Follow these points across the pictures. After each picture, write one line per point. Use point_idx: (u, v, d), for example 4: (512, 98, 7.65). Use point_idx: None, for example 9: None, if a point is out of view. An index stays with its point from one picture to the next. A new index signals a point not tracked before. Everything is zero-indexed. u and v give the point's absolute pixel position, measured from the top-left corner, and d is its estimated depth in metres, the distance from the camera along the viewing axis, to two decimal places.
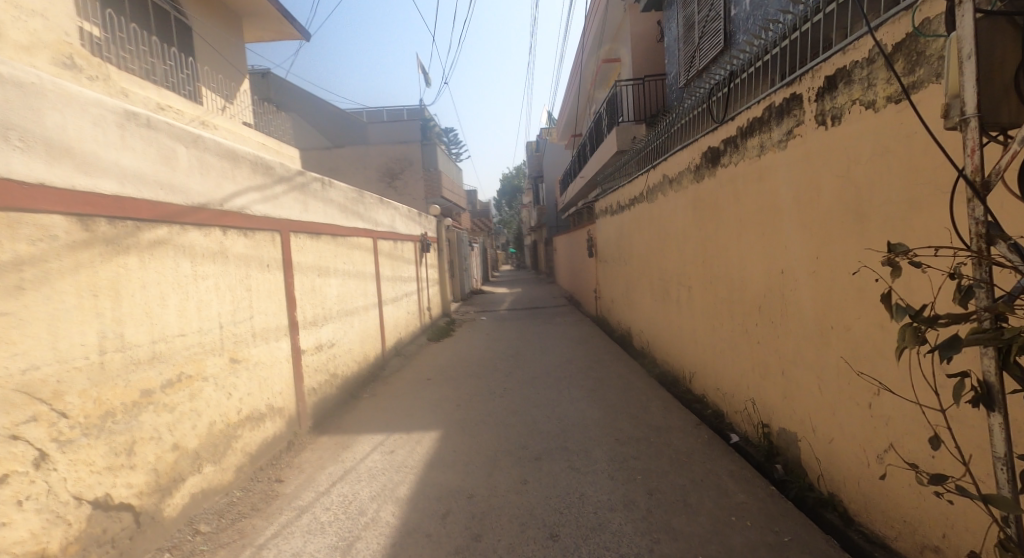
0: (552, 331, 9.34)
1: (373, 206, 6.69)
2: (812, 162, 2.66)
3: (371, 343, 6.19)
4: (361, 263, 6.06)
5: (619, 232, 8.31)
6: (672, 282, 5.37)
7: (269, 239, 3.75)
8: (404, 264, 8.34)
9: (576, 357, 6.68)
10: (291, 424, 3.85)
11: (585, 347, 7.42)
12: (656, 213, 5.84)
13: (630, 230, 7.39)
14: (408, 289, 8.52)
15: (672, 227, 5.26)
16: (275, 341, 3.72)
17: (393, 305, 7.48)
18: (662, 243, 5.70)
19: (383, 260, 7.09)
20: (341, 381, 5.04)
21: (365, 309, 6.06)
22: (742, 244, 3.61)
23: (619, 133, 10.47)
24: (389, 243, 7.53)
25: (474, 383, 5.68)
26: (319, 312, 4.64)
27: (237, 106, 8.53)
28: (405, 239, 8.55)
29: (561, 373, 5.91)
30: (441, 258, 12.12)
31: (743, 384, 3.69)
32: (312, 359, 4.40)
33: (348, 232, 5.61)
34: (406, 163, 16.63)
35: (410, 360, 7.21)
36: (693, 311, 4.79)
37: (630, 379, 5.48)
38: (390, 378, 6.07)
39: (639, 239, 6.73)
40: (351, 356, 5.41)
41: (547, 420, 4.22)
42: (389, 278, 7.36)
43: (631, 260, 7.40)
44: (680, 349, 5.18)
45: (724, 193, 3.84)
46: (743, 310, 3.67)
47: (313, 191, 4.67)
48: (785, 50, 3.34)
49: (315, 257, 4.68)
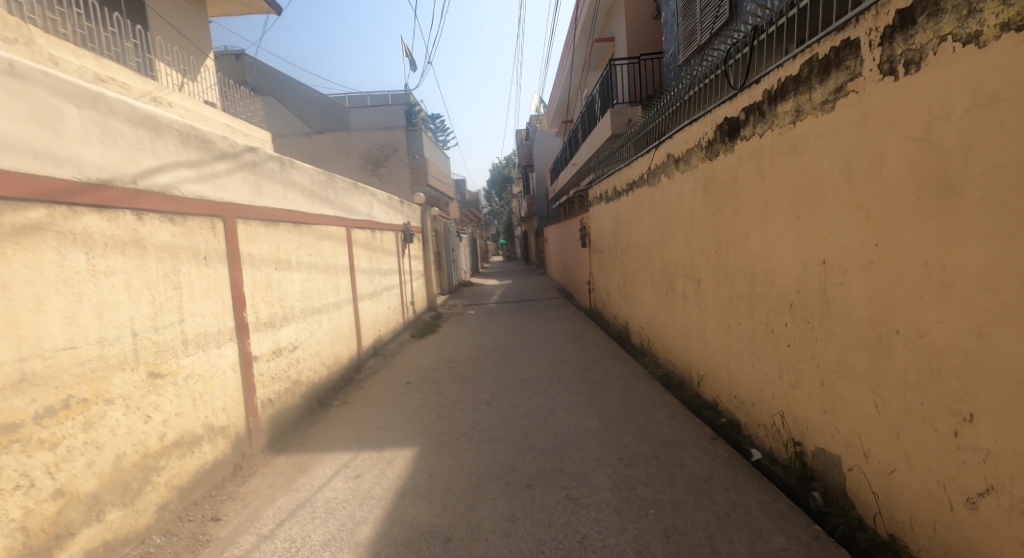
0: (543, 326, 8.80)
1: (346, 192, 6.07)
2: (872, 125, 2.12)
3: (344, 344, 5.60)
4: (332, 255, 5.46)
5: (615, 220, 7.77)
6: (678, 274, 4.84)
7: (208, 227, 3.15)
8: (383, 256, 7.74)
9: (570, 357, 6.15)
10: (239, 445, 3.27)
11: (579, 345, 6.89)
12: (659, 198, 5.30)
13: (628, 218, 6.85)
14: (388, 282, 7.92)
15: (678, 213, 4.73)
16: (216, 348, 3.14)
17: (371, 300, 6.90)
18: (666, 231, 5.17)
19: (358, 251, 6.49)
20: (306, 389, 4.46)
21: (336, 306, 5.47)
22: (768, 231, 3.08)
23: (613, 116, 10.10)
24: (366, 233, 6.92)
25: (458, 388, 5.13)
26: (278, 312, 4.06)
27: (198, 84, 7.83)
28: (384, 229, 7.93)
29: (554, 375, 5.38)
30: (426, 249, 11.52)
31: (768, 393, 3.19)
32: (269, 366, 3.82)
33: (314, 219, 5.00)
34: (390, 150, 15.92)
35: (390, 360, 6.63)
36: (703, 307, 4.27)
37: (631, 381, 4.95)
38: (366, 383, 5.49)
39: (640, 228, 6.19)
40: (319, 360, 4.84)
41: (539, 433, 3.69)
42: (366, 271, 6.75)
43: (629, 250, 6.85)
44: (688, 349, 4.67)
45: (746, 171, 3.30)
46: (768, 307, 3.15)
47: (269, 172, 4.05)
48: (797, 17, 2.83)
49: (273, 248, 4.08)
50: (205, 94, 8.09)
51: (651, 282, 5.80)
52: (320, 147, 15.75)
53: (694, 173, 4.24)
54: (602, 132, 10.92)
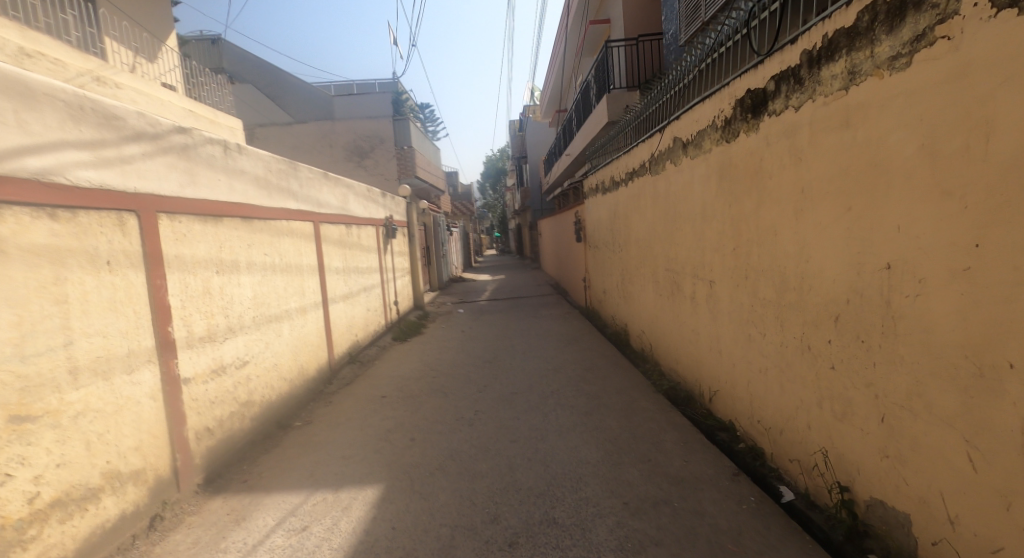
0: (536, 327, 8.26)
1: (314, 184, 5.45)
2: (973, 83, 1.55)
3: (311, 354, 5.00)
4: (295, 254, 4.85)
5: (612, 213, 7.21)
6: (688, 274, 4.27)
7: (114, 223, 2.56)
8: (361, 253, 7.12)
9: (565, 365, 5.61)
10: (159, 492, 2.68)
11: (574, 350, 6.32)
12: (664, 188, 4.72)
13: (627, 210, 6.30)
14: (367, 282, 7.31)
15: (687, 205, 4.15)
16: (129, 374, 2.56)
17: (345, 303, 6.29)
18: (671, 225, 4.61)
19: (329, 248, 5.87)
20: (260, 410, 3.86)
21: (300, 312, 4.86)
22: (804, 226, 2.52)
23: (609, 102, 9.60)
24: (339, 229, 6.29)
25: (438, 403, 4.56)
26: (220, 323, 3.45)
27: (156, 67, 7.19)
28: (362, 224, 7.30)
29: (547, 387, 4.81)
30: (412, 245, 10.90)
31: (803, 422, 2.65)
32: (206, 388, 3.21)
33: (271, 214, 4.38)
34: (376, 140, 15.22)
35: (366, 369, 6.04)
36: (717, 313, 3.72)
37: (633, 396, 4.39)
38: (335, 398, 4.92)
39: (641, 222, 5.62)
40: (278, 374, 4.24)
41: (527, 467, 3.13)
42: (338, 269, 6.13)
43: (629, 246, 6.27)
44: (698, 360, 4.12)
45: (775, 153, 2.72)
46: (804, 318, 2.59)
47: (206, 158, 3.43)
48: None
49: (217, 248, 3.49)
50: (164, 77, 7.41)
51: (654, 282, 5.25)
52: (302, 138, 15.04)
53: (708, 158, 3.65)
54: (597, 119, 10.32)
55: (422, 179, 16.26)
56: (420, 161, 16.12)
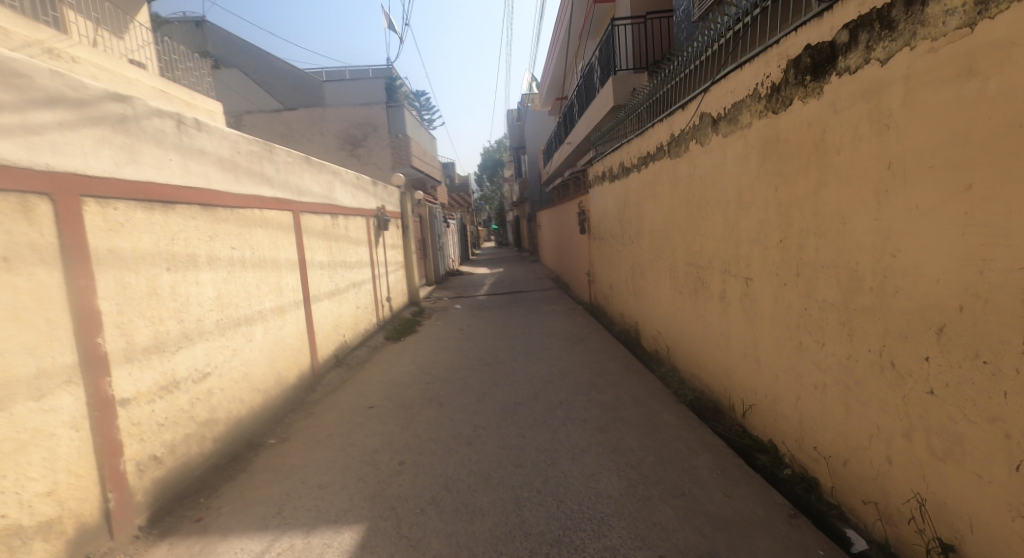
0: (538, 325, 7.74)
1: (292, 169, 4.88)
2: None
3: (289, 360, 4.47)
4: (270, 248, 4.31)
5: (621, 202, 6.68)
6: (717, 271, 3.75)
7: (13, 208, 2.01)
8: (349, 246, 6.58)
9: (572, 369, 5.10)
10: (83, 544, 2.15)
11: (582, 352, 5.79)
12: (688, 172, 4.18)
13: (639, 199, 5.77)
14: (356, 277, 6.77)
15: (718, 189, 3.61)
16: (37, 399, 2.02)
17: (330, 301, 5.76)
18: (696, 213, 4.07)
19: (311, 241, 5.31)
20: (224, 429, 3.33)
21: (276, 312, 4.32)
22: (889, 211, 2.00)
23: (615, 85, 9.04)
24: (323, 220, 5.74)
25: (431, 416, 4.04)
26: (172, 330, 2.91)
27: (124, 42, 6.60)
28: (350, 214, 6.74)
29: (554, 397, 4.29)
30: (406, 238, 10.34)
31: (881, 455, 2.15)
32: (153, 408, 2.68)
33: (240, 201, 3.83)
34: (368, 128, 14.60)
35: (354, 374, 5.52)
36: (755, 315, 3.21)
37: (653, 408, 3.88)
38: (317, 408, 4.40)
39: (657, 211, 5.08)
40: (248, 385, 3.72)
41: (536, 503, 2.62)
42: (322, 263, 5.58)
43: (642, 238, 5.73)
44: (731, 367, 3.61)
45: (849, 122, 2.19)
46: (884, 327, 2.08)
47: (151, 134, 2.87)
48: None
49: (168, 241, 2.95)
50: (133, 55, 6.82)
51: (673, 279, 4.73)
52: (292, 126, 14.41)
53: (747, 135, 3.12)
54: (602, 103, 9.75)
55: (418, 169, 15.65)
56: (415, 150, 15.51)
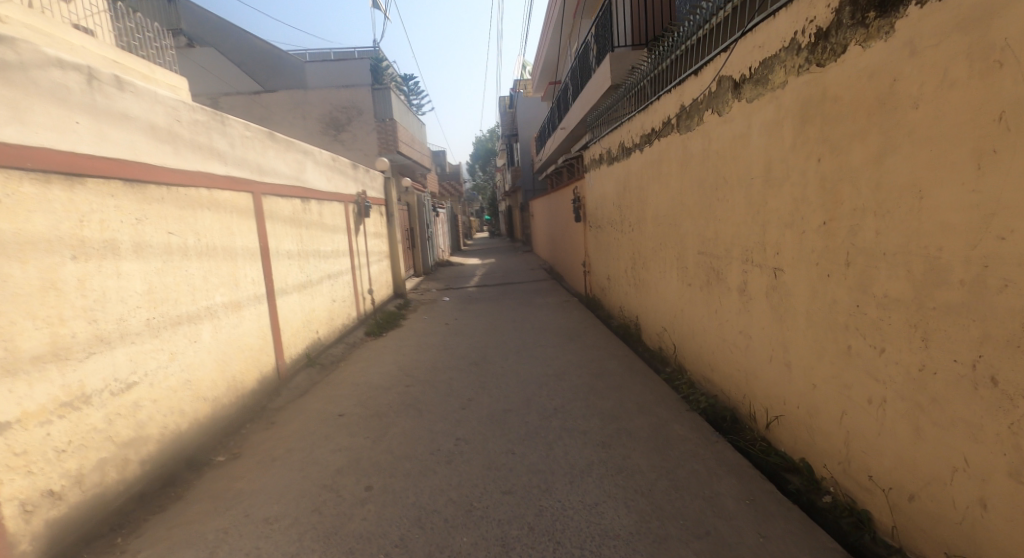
0: (530, 319, 7.25)
1: (251, 145, 4.31)
2: None
3: (247, 363, 3.94)
4: (223, 235, 3.75)
5: (621, 187, 6.16)
6: (737, 260, 3.25)
7: None
8: (324, 234, 6.02)
9: (568, 370, 4.62)
10: None
11: (578, 350, 5.30)
12: (702, 148, 3.67)
13: (642, 182, 5.26)
14: (332, 268, 6.21)
15: (740, 166, 3.10)
16: None
17: (301, 294, 5.21)
18: (712, 194, 3.57)
19: (276, 227, 4.76)
20: (156, 449, 2.80)
21: (231, 309, 3.78)
22: (994, 178, 1.50)
23: (613, 62, 8.49)
24: (291, 204, 5.17)
25: (409, 426, 3.54)
26: (81, 332, 2.37)
27: (71, 6, 5.95)
28: (324, 199, 6.17)
29: (548, 404, 3.80)
30: (390, 226, 9.76)
31: (969, 496, 1.67)
32: (49, 431, 2.15)
33: (180, 178, 3.26)
34: (353, 112, 13.93)
35: (327, 375, 4.99)
36: (785, 313, 2.72)
37: (662, 417, 3.41)
38: (280, 417, 3.89)
39: (664, 195, 4.57)
40: (192, 394, 3.19)
41: (527, 545, 2.14)
42: (290, 252, 5.03)
43: (645, 225, 5.23)
44: (753, 372, 3.14)
45: (933, 65, 1.68)
46: (980, 333, 1.59)
47: (47, 88, 2.29)
48: None
49: (74, 223, 2.40)
50: (82, 21, 6.17)
51: (682, 270, 4.23)
52: (272, 109, 13.70)
53: (780, 97, 2.61)
54: (599, 83, 9.20)
55: (405, 155, 15.01)
56: (403, 136, 14.85)
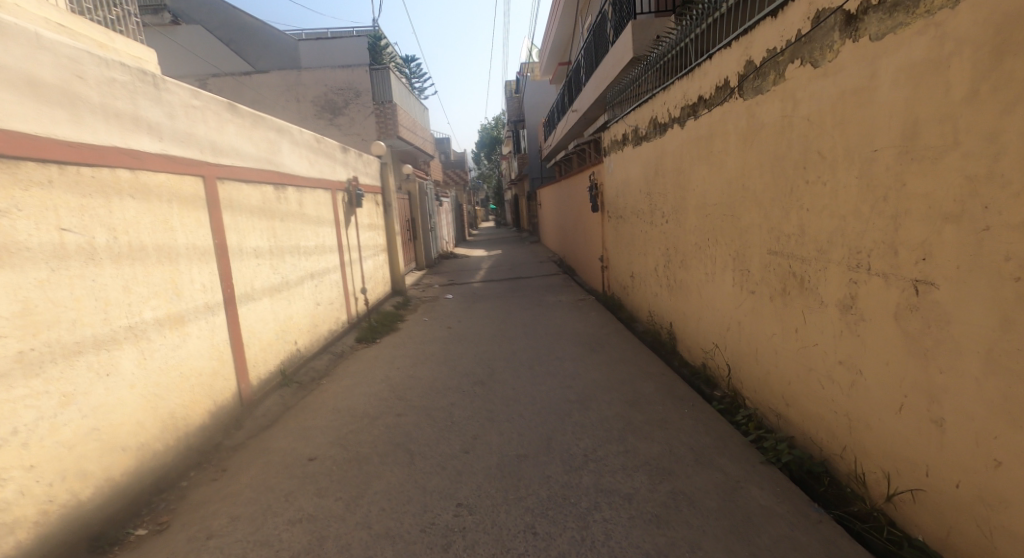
0: (543, 323, 6.42)
1: (199, 118, 3.45)
2: None
3: (193, 393, 3.11)
4: (155, 231, 2.91)
5: (652, 171, 5.26)
6: (838, 265, 2.39)
7: None
8: (304, 228, 5.19)
9: (595, 395, 3.78)
10: None
11: (603, 367, 4.45)
12: (781, 116, 2.77)
13: (682, 164, 4.37)
14: (314, 266, 5.38)
15: (853, 135, 2.21)
16: None
17: (274, 300, 4.40)
18: (796, 177, 2.68)
19: (240, 220, 3.92)
20: (33, 537, 1.99)
21: (168, 326, 2.94)
22: None
23: (635, 31, 7.54)
24: (261, 192, 4.32)
25: (395, 481, 2.73)
26: None
27: None
28: (305, 186, 5.31)
29: (574, 449, 2.97)
30: (388, 217, 8.91)
31: None
32: None
33: (83, 156, 2.42)
34: (350, 94, 13.03)
35: (304, 397, 4.19)
36: (936, 347, 1.86)
37: (731, 475, 2.56)
38: (236, 460, 3.08)
39: (717, 179, 3.67)
40: (103, 446, 2.38)
41: None
42: (259, 250, 4.19)
43: (687, 215, 4.35)
44: (865, 420, 2.29)
45: None
46: None
47: None
48: None
49: None
50: None
51: (744, 274, 3.36)
52: (263, 91, 12.84)
53: (946, 23, 1.70)
54: (618, 56, 8.26)
55: (406, 140, 14.09)
56: (403, 120, 13.94)
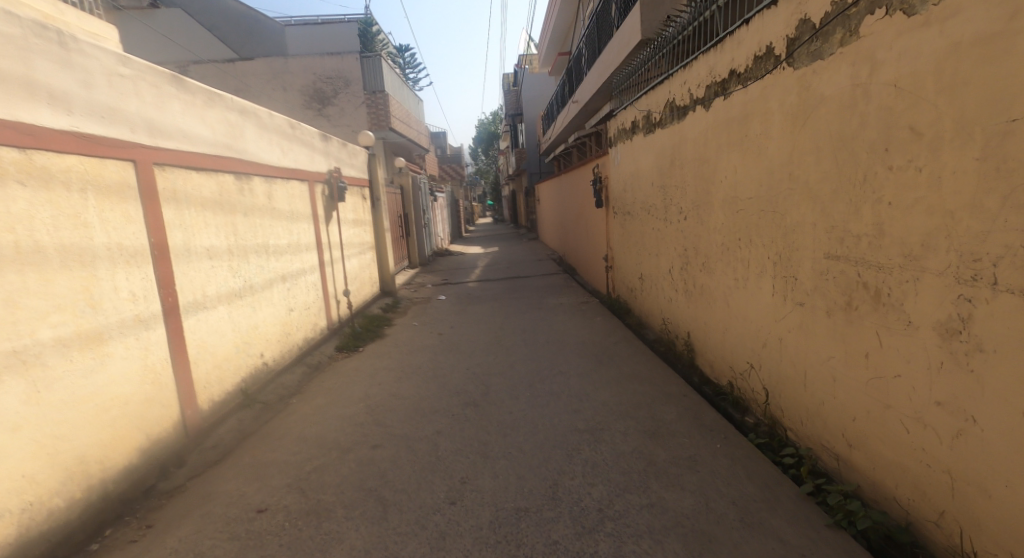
0: (543, 330, 5.84)
1: (129, 90, 2.83)
2: None
3: (115, 429, 2.52)
4: (59, 228, 2.30)
5: (668, 161, 4.67)
6: (940, 276, 1.81)
7: None
8: (274, 224, 4.59)
9: (607, 424, 3.20)
10: None
11: (614, 386, 3.88)
12: (853, 84, 2.17)
13: (707, 152, 3.78)
14: (286, 268, 4.79)
15: (973, 101, 1.63)
16: None
17: (233, 307, 3.80)
18: (873, 162, 2.10)
19: (188, 215, 3.32)
20: None
21: (77, 348, 2.34)
22: None
23: (643, 11, 6.92)
24: (217, 182, 3.72)
25: (360, 546, 2.15)
26: None
27: None
28: (275, 177, 4.71)
29: (586, 500, 2.39)
30: (376, 213, 8.33)
31: None
32: None
33: None
34: (340, 82, 12.39)
35: (267, 422, 3.60)
36: None
37: (795, 547, 1.98)
38: (168, 512, 2.49)
39: (754, 169, 3.09)
40: None
41: None
42: (214, 250, 3.60)
43: (713, 211, 3.76)
44: (979, 486, 1.71)
45: None
46: None
47: None
48: None
49: None
50: None
51: (790, 282, 2.79)
52: (248, 79, 12.22)
53: None
54: (625, 39, 7.63)
55: (399, 132, 13.47)
56: (396, 111, 13.29)
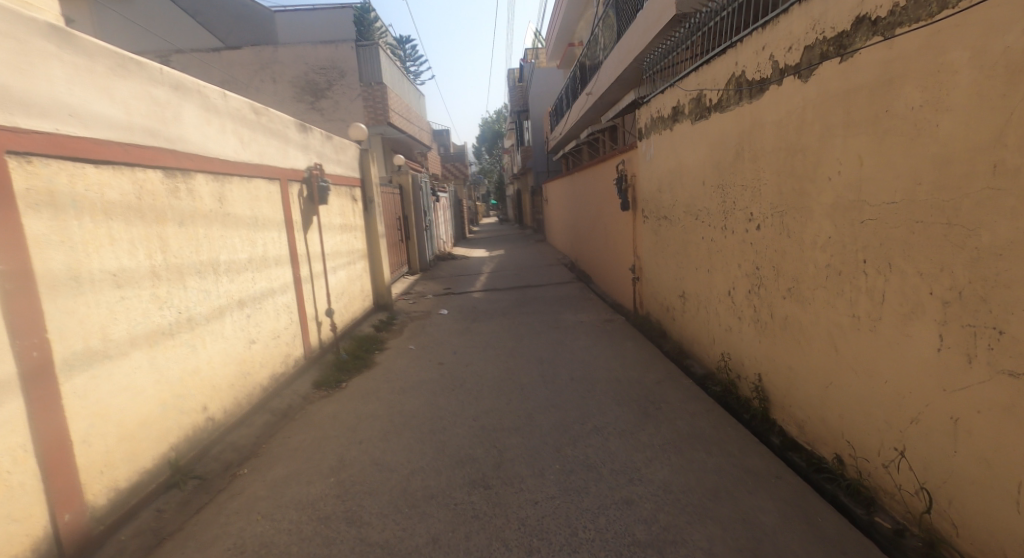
0: (565, 359, 4.84)
1: None
2: None
3: None
4: None
5: (732, 153, 3.65)
6: None
7: None
8: (227, 234, 3.61)
9: (681, 536, 2.19)
10: None
11: (673, 459, 2.87)
12: None
13: (803, 138, 2.76)
14: (245, 290, 3.80)
15: None
16: None
17: (159, 351, 2.81)
18: None
19: (75, 229, 2.32)
20: None
21: None
22: None
23: None
24: (133, 180, 2.73)
25: None
26: None
27: None
28: (231, 175, 3.72)
29: None
30: (368, 216, 7.35)
31: None
32: None
33: None
34: (334, 73, 11.42)
35: (197, 512, 2.61)
36: None
37: None
38: None
39: (903, 161, 2.07)
40: None
41: None
42: (126, 275, 2.61)
43: (812, 221, 2.74)
44: None
45: None
46: None
47: None
48: None
49: None
50: None
51: (982, 337, 1.78)
52: (234, 70, 11.32)
53: None
54: (652, 17, 6.61)
55: (399, 128, 12.48)
56: (395, 104, 12.31)
